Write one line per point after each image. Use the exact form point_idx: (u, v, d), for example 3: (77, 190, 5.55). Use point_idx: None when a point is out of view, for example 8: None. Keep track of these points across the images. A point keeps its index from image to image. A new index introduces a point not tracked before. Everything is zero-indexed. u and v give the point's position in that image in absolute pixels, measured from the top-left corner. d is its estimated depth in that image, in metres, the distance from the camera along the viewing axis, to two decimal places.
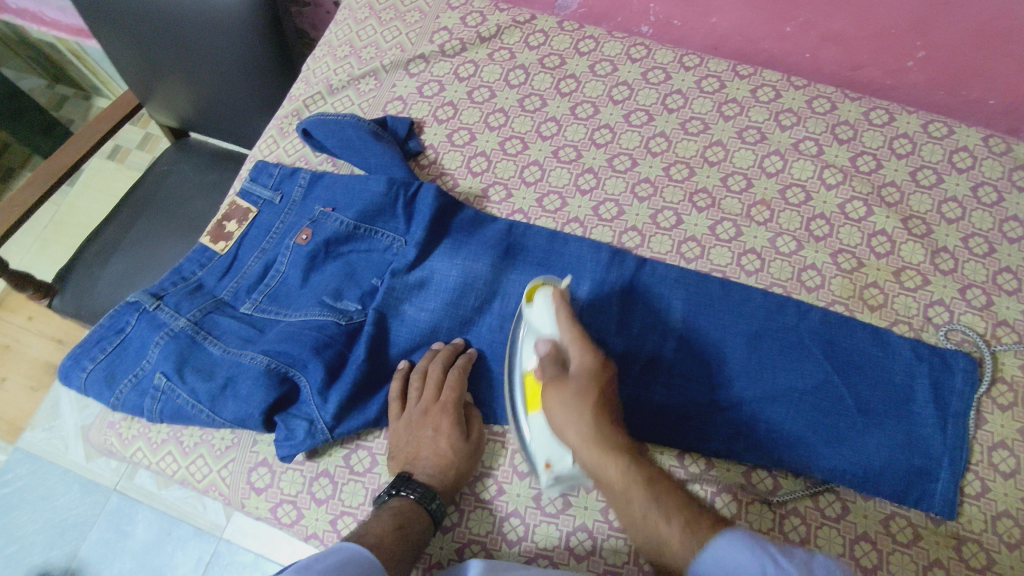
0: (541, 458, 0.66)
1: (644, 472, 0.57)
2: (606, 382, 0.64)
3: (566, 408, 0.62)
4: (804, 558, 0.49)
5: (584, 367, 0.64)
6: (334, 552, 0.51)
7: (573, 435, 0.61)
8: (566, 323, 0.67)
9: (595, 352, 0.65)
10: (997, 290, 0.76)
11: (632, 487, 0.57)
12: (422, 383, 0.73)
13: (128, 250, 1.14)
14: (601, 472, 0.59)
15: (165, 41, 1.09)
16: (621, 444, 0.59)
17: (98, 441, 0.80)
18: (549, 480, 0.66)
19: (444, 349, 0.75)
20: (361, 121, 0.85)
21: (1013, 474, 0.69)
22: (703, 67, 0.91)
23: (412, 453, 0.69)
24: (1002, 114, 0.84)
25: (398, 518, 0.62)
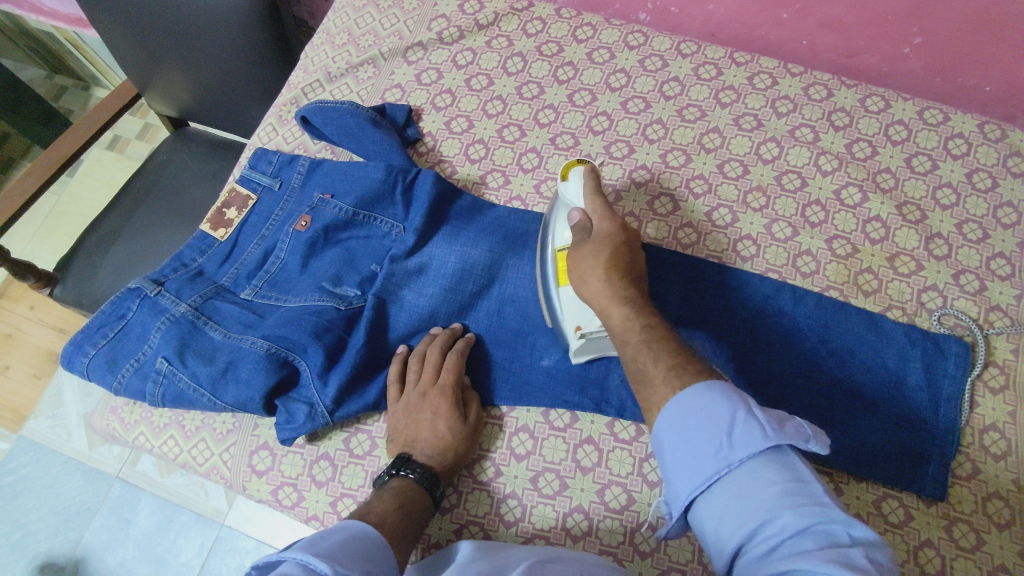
0: (572, 323, 0.71)
1: (644, 322, 0.60)
2: (625, 245, 0.66)
3: (585, 267, 0.65)
4: (778, 415, 0.49)
5: (604, 232, 0.67)
6: (340, 528, 0.52)
7: (588, 290, 0.64)
8: (592, 194, 0.69)
9: (617, 219, 0.68)
10: (990, 275, 0.77)
11: (629, 331, 0.60)
12: (421, 366, 0.74)
13: (129, 238, 1.14)
14: (607, 320, 0.62)
15: (163, 30, 1.09)
16: (629, 297, 0.62)
17: (100, 426, 0.81)
18: (578, 345, 0.70)
19: (442, 334, 0.76)
20: (359, 109, 0.85)
21: (1004, 456, 0.70)
22: (700, 54, 0.91)
23: (411, 434, 0.70)
24: (997, 101, 0.84)
25: (399, 498, 0.62)
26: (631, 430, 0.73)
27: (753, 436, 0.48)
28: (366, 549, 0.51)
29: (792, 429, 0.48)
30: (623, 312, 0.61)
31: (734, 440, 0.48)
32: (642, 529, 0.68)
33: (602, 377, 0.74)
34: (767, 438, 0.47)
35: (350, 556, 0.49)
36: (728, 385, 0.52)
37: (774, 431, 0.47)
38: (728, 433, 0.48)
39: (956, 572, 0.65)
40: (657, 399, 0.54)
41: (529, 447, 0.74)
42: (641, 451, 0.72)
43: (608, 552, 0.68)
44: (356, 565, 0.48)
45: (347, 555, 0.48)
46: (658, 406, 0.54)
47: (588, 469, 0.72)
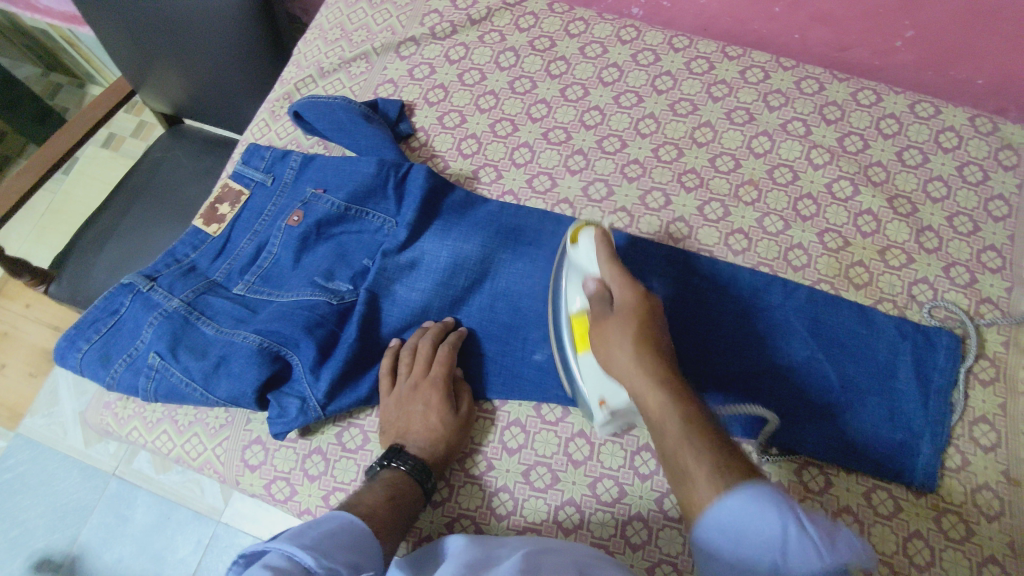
0: (595, 396, 0.67)
1: (683, 410, 0.53)
2: (651, 317, 0.62)
3: (611, 341, 0.61)
4: (826, 524, 0.47)
5: (625, 302, 0.64)
6: (327, 519, 0.53)
7: (617, 366, 0.60)
8: (607, 260, 0.67)
9: (637, 287, 0.64)
10: (981, 268, 0.77)
11: (667, 417, 0.53)
12: (413, 359, 0.74)
13: (124, 235, 1.14)
14: (642, 406, 0.56)
15: (156, 26, 1.08)
16: (663, 379, 0.56)
17: (94, 421, 0.82)
18: (603, 418, 0.66)
19: (433, 326, 0.77)
20: (351, 104, 0.86)
21: (994, 448, 0.70)
22: (692, 48, 0.91)
23: (402, 427, 0.71)
24: (989, 94, 0.85)
25: (389, 490, 0.63)
26: None
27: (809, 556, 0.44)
28: (353, 541, 0.52)
29: (839, 540, 0.45)
30: (658, 393, 0.55)
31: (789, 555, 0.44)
32: (633, 522, 0.68)
33: None
34: (821, 557, 0.44)
35: (337, 548, 0.49)
36: (774, 485, 0.47)
37: (829, 547, 0.45)
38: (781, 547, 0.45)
39: (946, 563, 0.66)
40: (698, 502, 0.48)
41: (521, 441, 0.74)
42: (632, 445, 0.72)
43: (599, 545, 0.68)
44: (342, 557, 0.49)
45: (333, 547, 0.49)
46: (698, 506, 0.48)
47: (580, 462, 0.72)
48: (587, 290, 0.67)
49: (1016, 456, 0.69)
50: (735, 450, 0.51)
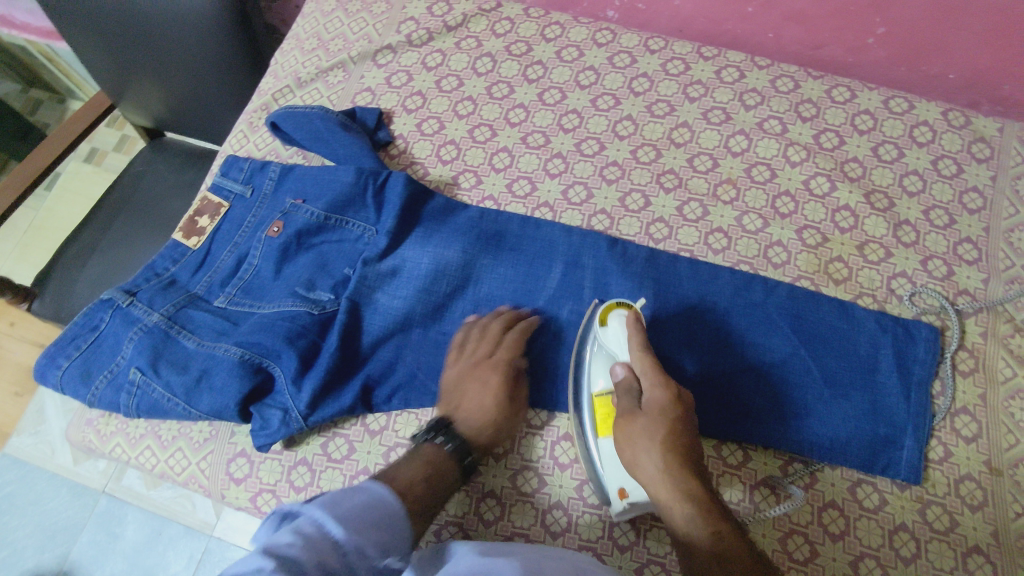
0: (616, 485, 0.66)
1: (710, 526, 0.57)
2: (682, 419, 0.63)
3: (636, 443, 0.63)
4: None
5: (654, 402, 0.64)
6: (364, 491, 0.53)
7: (643, 472, 0.62)
8: (639, 352, 0.66)
9: (668, 383, 0.64)
10: (957, 260, 0.78)
11: (695, 533, 0.57)
12: (479, 343, 0.74)
13: (106, 251, 1.14)
14: (666, 515, 0.60)
15: (133, 38, 1.08)
16: (690, 491, 0.59)
17: (76, 439, 0.81)
18: (622, 508, 0.66)
19: (507, 314, 0.76)
20: (329, 113, 0.85)
21: (975, 438, 0.71)
22: (668, 49, 0.92)
23: (453, 403, 0.70)
24: (961, 88, 0.86)
25: (431, 465, 0.62)
26: None
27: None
28: (386, 518, 0.52)
29: None
30: (685, 509, 0.58)
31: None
32: (620, 524, 0.69)
33: None
34: None
35: (366, 524, 0.50)
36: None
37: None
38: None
39: (931, 555, 0.66)
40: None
41: (507, 446, 0.74)
42: None
43: (588, 548, 0.68)
44: (371, 535, 0.50)
45: (365, 523, 0.50)
46: None
47: (566, 466, 0.72)
48: (615, 377, 0.67)
49: (997, 446, 0.70)
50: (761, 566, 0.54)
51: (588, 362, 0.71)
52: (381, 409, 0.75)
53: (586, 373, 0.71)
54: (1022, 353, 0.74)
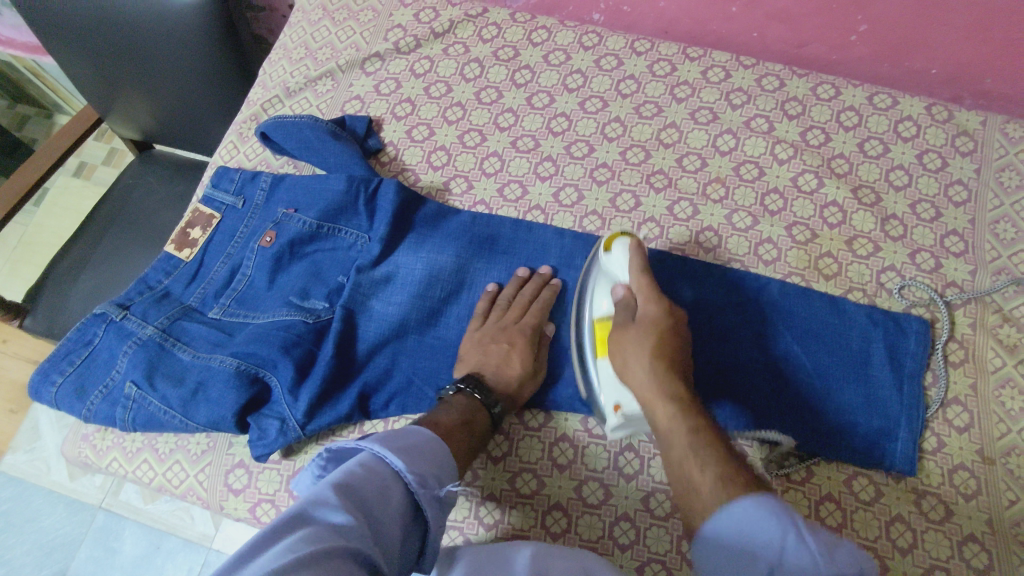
0: (611, 401, 0.67)
1: (689, 424, 0.56)
2: (673, 332, 0.64)
3: (628, 351, 0.64)
4: (828, 535, 0.45)
5: (648, 314, 0.65)
6: (419, 431, 0.56)
7: (633, 377, 0.63)
8: (637, 270, 0.68)
9: (663, 301, 0.66)
10: (945, 253, 0.79)
11: (675, 430, 0.56)
12: (507, 306, 0.77)
13: (98, 265, 1.13)
14: (651, 416, 0.59)
15: (119, 51, 1.08)
16: (675, 394, 0.59)
17: (72, 454, 0.80)
18: (617, 424, 0.67)
19: (532, 282, 0.79)
20: (318, 122, 0.85)
21: (967, 428, 0.71)
22: (654, 51, 0.93)
23: (482, 360, 0.73)
24: (943, 82, 0.87)
25: (465, 414, 0.66)
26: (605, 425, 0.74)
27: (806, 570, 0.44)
28: (441, 454, 0.55)
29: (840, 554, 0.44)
30: (668, 408, 0.58)
31: (788, 566, 0.44)
32: (620, 523, 0.69)
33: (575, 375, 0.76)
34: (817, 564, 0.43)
35: (423, 458, 0.53)
36: (773, 495, 0.48)
37: (828, 561, 0.43)
38: (780, 555, 0.45)
39: (927, 544, 0.67)
40: (698, 507, 0.50)
41: (506, 449, 0.74)
42: (615, 446, 0.73)
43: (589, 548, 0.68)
44: (431, 468, 0.53)
45: (423, 458, 0.53)
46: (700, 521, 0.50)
47: (564, 466, 0.72)
48: (615, 296, 0.68)
49: (989, 435, 0.71)
50: (742, 464, 0.52)
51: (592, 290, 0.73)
52: (378, 416, 0.75)
53: (591, 299, 0.73)
54: (1010, 343, 0.75)
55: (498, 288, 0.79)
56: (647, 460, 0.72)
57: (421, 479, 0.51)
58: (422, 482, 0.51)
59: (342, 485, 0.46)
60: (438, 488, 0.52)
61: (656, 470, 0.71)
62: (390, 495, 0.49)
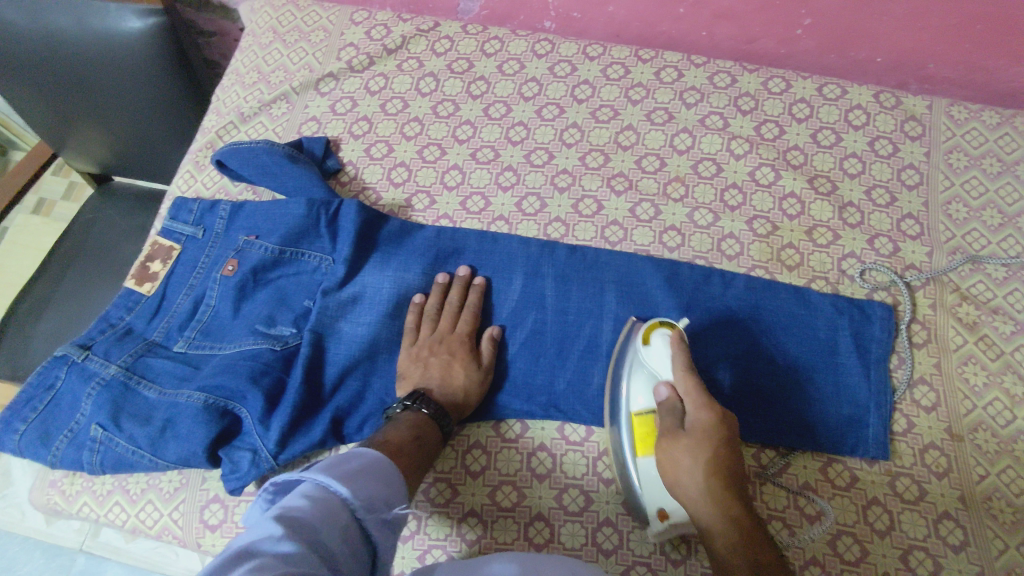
0: (654, 505, 0.65)
1: (751, 559, 0.56)
2: (727, 442, 0.61)
3: (680, 464, 0.61)
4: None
5: (700, 424, 0.61)
6: (362, 453, 0.56)
7: (684, 495, 0.60)
8: (685, 372, 0.65)
9: (714, 407, 0.62)
10: (902, 236, 0.81)
11: (737, 564, 0.56)
12: (437, 316, 0.78)
13: (61, 303, 1.10)
14: (706, 535, 0.59)
15: (68, 83, 1.05)
16: (733, 520, 0.58)
17: (40, 502, 0.77)
18: (660, 529, 0.65)
19: (454, 285, 0.79)
20: (275, 146, 0.84)
21: (934, 407, 0.73)
22: (607, 55, 0.93)
23: (424, 373, 0.73)
24: (888, 70, 0.89)
25: (415, 430, 0.66)
26: (581, 431, 0.74)
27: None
28: (386, 473, 0.55)
29: None
30: (729, 537, 0.57)
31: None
32: (603, 528, 0.69)
33: (547, 384, 0.75)
34: None
35: (370, 481, 0.53)
36: None
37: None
38: None
39: (904, 525, 0.68)
40: None
41: (484, 463, 0.73)
42: (592, 451, 0.73)
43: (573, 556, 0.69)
44: (378, 490, 0.53)
45: (370, 481, 0.53)
46: None
47: (543, 476, 0.72)
48: (659, 397, 0.65)
49: (956, 412, 0.72)
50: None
51: (627, 378, 0.70)
52: (352, 439, 0.74)
53: (626, 392, 0.69)
54: (969, 320, 0.76)
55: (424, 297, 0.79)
56: None
57: (368, 503, 0.51)
58: (370, 507, 0.51)
59: (288, 517, 0.45)
60: (386, 510, 0.52)
61: None
62: (340, 519, 0.48)
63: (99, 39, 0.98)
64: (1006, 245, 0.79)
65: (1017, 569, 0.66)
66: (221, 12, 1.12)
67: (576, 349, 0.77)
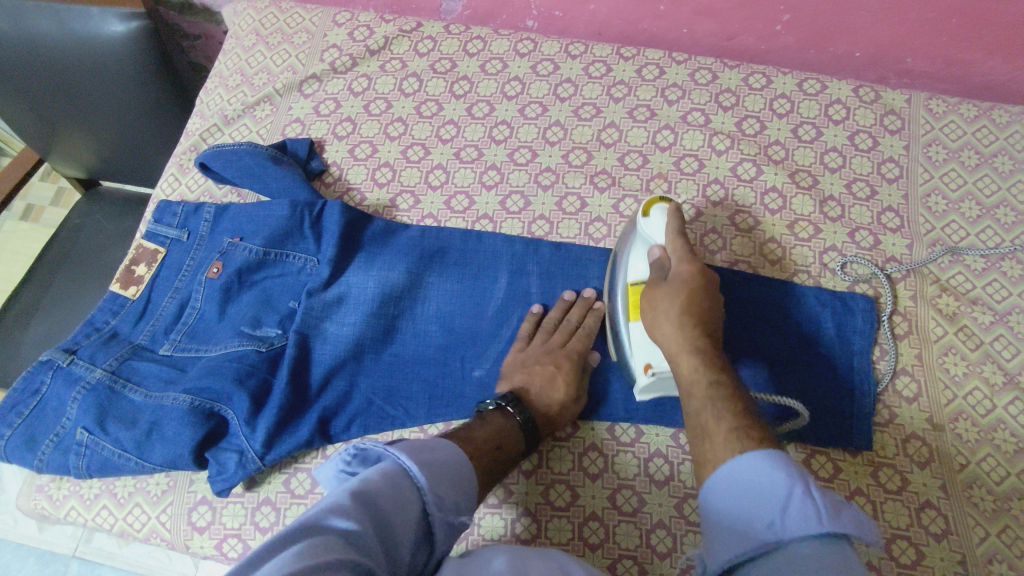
0: (642, 360, 0.68)
1: (712, 378, 0.58)
2: (704, 291, 0.65)
3: (658, 307, 0.64)
4: (835, 499, 0.46)
5: (682, 274, 0.66)
6: (447, 447, 0.56)
7: (660, 334, 0.63)
8: (676, 234, 0.69)
9: (697, 262, 0.67)
10: (883, 229, 0.81)
11: (697, 382, 0.58)
12: (553, 329, 0.76)
13: (48, 310, 1.10)
14: (674, 367, 0.61)
15: (50, 87, 1.05)
16: (700, 348, 0.60)
17: (27, 507, 0.78)
18: (647, 383, 0.67)
19: (584, 302, 0.78)
20: (257, 148, 0.85)
21: (916, 398, 0.74)
22: (589, 53, 0.94)
23: (526, 381, 0.72)
24: (867, 65, 0.90)
25: (498, 438, 0.65)
26: (568, 428, 0.75)
27: (807, 522, 0.44)
28: (461, 474, 0.55)
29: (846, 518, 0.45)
30: (693, 361, 0.59)
31: (790, 514, 0.45)
32: (590, 522, 0.70)
33: None
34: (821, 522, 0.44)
35: (444, 479, 0.53)
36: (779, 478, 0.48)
37: (832, 515, 0.44)
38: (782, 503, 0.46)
39: (887, 514, 0.69)
40: (709, 456, 0.52)
41: None
42: (578, 447, 0.74)
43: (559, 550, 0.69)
44: (449, 492, 0.53)
45: (445, 479, 0.53)
46: (712, 465, 0.52)
47: (531, 472, 0.73)
48: (649, 257, 0.68)
49: (937, 403, 0.73)
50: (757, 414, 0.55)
51: (626, 253, 0.73)
52: (340, 439, 0.74)
53: (625, 263, 0.73)
54: (949, 311, 0.77)
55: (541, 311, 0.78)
56: (612, 457, 0.73)
57: (437, 502, 0.51)
58: (438, 506, 0.51)
59: (360, 495, 0.47)
60: (453, 514, 0.52)
61: (620, 466, 0.72)
62: (408, 511, 0.49)
63: (80, 43, 0.98)
64: (984, 237, 0.80)
65: (998, 556, 0.66)
66: (204, 14, 1.12)
67: None
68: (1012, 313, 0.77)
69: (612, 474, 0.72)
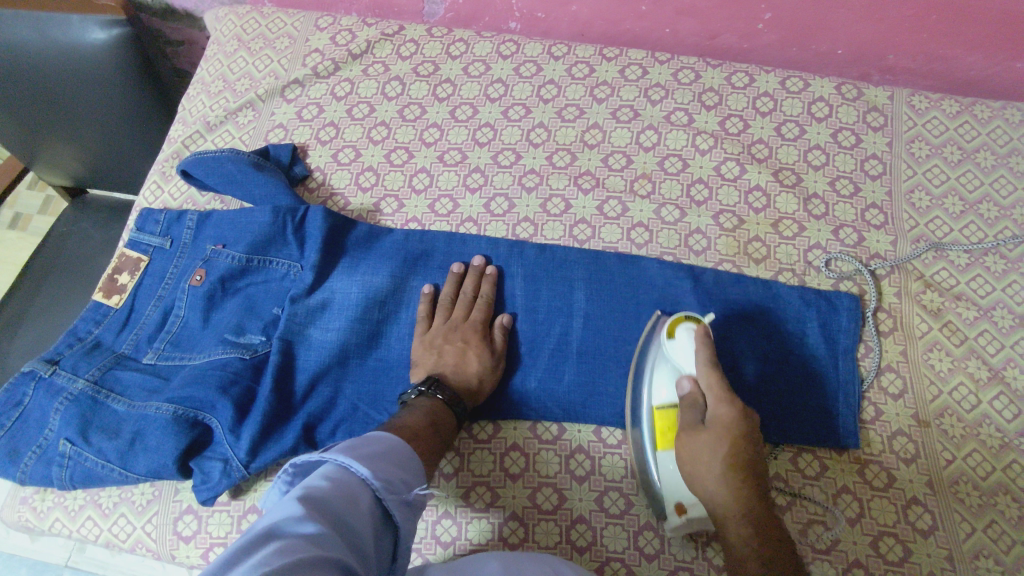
0: (673, 500, 0.65)
1: (764, 555, 0.55)
2: (747, 438, 0.60)
3: (698, 458, 0.61)
4: None
5: (721, 418, 0.61)
6: (381, 438, 0.56)
7: (702, 487, 0.60)
8: (706, 363, 0.64)
9: (735, 401, 0.61)
10: (867, 226, 0.81)
11: (749, 559, 0.55)
12: (451, 305, 0.78)
13: (34, 321, 1.09)
14: (722, 533, 0.58)
15: (28, 95, 1.03)
16: (749, 516, 0.57)
17: (12, 519, 0.77)
18: (679, 523, 0.65)
19: (471, 272, 0.79)
20: (239, 155, 0.84)
21: (902, 394, 0.74)
22: (572, 54, 0.94)
23: (439, 360, 0.73)
24: (849, 62, 0.90)
25: (431, 415, 0.66)
26: (554, 429, 0.75)
27: None
28: (403, 457, 0.55)
29: None
30: (743, 531, 0.56)
31: None
32: (578, 525, 0.70)
33: (519, 383, 0.76)
34: None
35: (387, 464, 0.53)
36: None
37: None
38: None
39: (874, 511, 0.69)
40: None
41: (457, 464, 0.74)
42: (564, 450, 0.73)
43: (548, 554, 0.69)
44: (397, 474, 0.53)
45: (388, 464, 0.53)
46: None
47: (517, 476, 0.73)
48: (681, 389, 0.66)
49: (923, 398, 0.73)
50: None
51: (651, 374, 0.70)
52: (325, 445, 0.74)
53: (650, 384, 0.70)
54: (934, 307, 0.77)
55: (434, 288, 0.80)
56: (598, 459, 0.73)
57: (388, 484, 0.51)
58: (390, 488, 0.51)
59: (309, 499, 0.46)
60: (406, 491, 0.52)
61: (607, 468, 0.72)
62: (361, 502, 0.49)
63: (56, 48, 0.96)
64: (968, 232, 0.80)
65: (984, 551, 0.66)
66: (187, 20, 1.11)
67: (546, 348, 0.77)
68: (995, 308, 0.77)
69: (599, 476, 0.72)
